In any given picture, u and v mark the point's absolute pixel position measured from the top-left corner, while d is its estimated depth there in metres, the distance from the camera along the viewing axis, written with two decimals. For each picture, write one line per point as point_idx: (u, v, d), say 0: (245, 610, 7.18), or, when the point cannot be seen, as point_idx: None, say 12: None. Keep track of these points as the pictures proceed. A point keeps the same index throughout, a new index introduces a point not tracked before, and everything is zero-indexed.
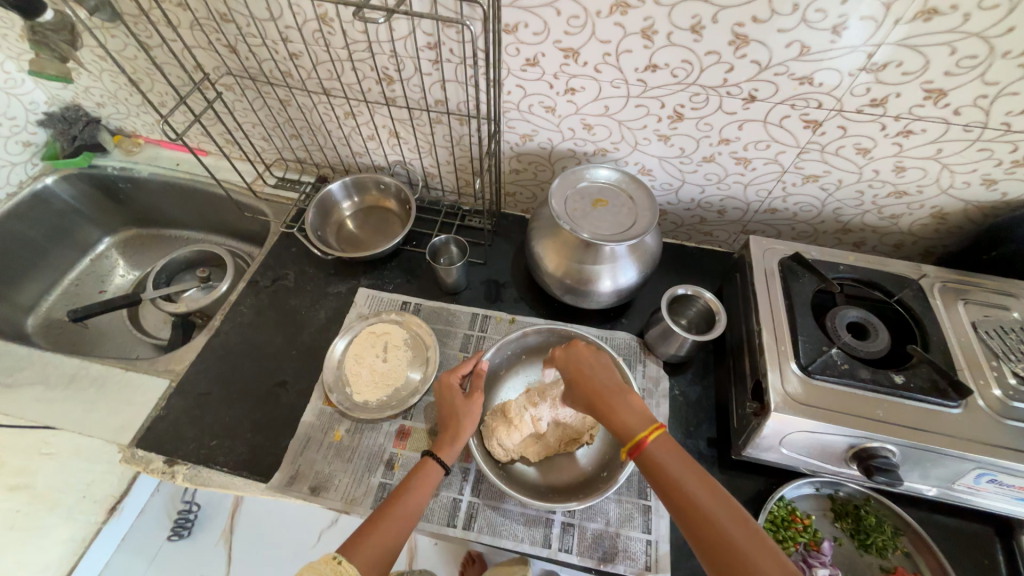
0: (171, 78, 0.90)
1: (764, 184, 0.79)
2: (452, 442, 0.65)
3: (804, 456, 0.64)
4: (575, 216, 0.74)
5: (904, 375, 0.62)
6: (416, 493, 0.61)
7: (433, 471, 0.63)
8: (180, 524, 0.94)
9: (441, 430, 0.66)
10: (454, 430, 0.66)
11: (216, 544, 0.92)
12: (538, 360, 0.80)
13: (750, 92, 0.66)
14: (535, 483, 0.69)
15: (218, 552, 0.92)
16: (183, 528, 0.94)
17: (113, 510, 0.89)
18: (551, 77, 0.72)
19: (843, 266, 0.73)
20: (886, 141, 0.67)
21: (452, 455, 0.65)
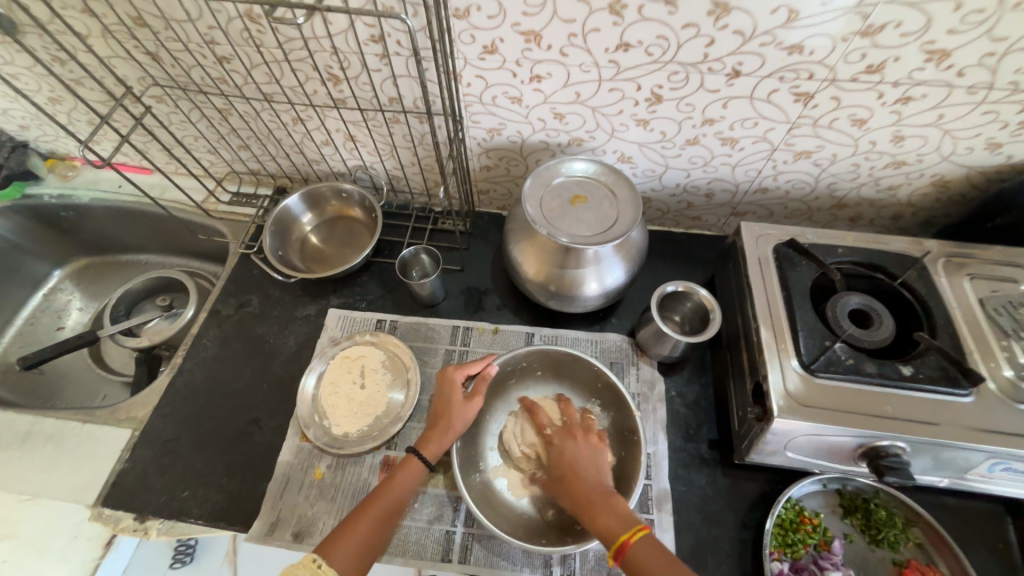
0: (93, 94, 0.80)
1: (753, 163, 0.73)
2: (439, 441, 0.63)
3: (810, 457, 0.61)
4: (553, 217, 0.68)
5: (912, 366, 0.58)
6: (398, 491, 0.60)
7: (416, 469, 0.61)
8: (182, 552, 0.84)
9: (430, 424, 0.64)
10: (444, 427, 0.63)
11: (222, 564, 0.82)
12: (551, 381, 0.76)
13: (733, 67, 0.59)
14: (511, 515, 0.64)
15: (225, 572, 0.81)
16: (186, 554, 0.84)
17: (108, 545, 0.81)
18: (513, 65, 0.64)
19: (841, 249, 0.68)
20: (883, 110, 0.62)
21: (436, 452, 0.63)
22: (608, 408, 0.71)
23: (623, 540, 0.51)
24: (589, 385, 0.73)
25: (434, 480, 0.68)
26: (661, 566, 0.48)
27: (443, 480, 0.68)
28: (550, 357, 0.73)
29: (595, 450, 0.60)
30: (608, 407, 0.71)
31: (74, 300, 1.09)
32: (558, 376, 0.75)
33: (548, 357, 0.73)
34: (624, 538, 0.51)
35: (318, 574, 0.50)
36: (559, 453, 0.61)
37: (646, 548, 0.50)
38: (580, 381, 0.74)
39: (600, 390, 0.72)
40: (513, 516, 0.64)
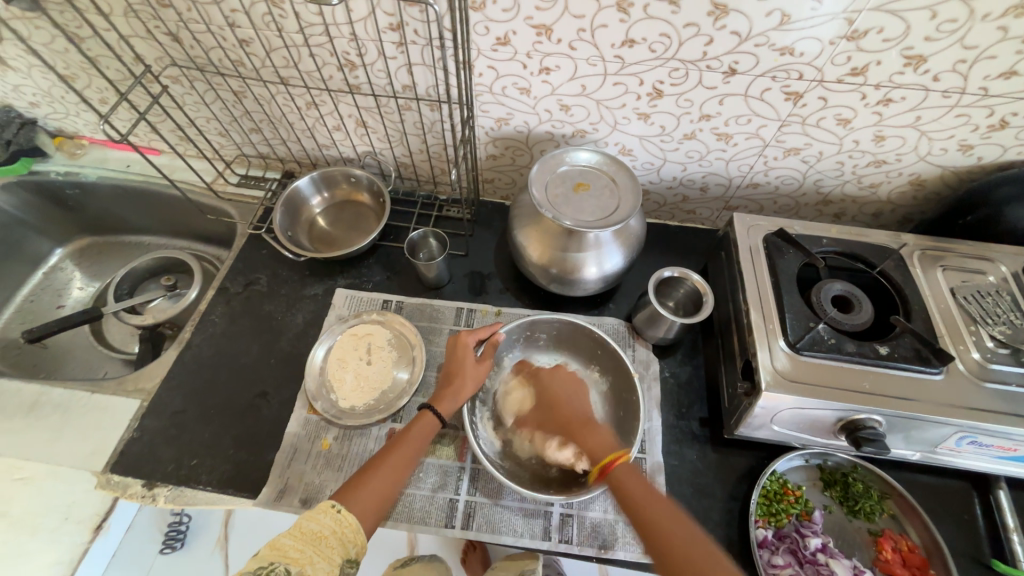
0: (109, 72, 0.82)
1: (745, 159, 0.78)
2: (452, 400, 0.67)
3: (794, 431, 0.65)
4: (557, 202, 0.72)
5: (888, 346, 0.62)
6: (411, 445, 0.63)
7: (428, 423, 0.65)
8: (172, 536, 0.92)
9: (443, 385, 0.68)
10: (457, 389, 0.67)
11: (213, 549, 0.90)
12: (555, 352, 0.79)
13: (730, 65, 0.64)
14: (516, 469, 0.68)
15: (216, 558, 0.90)
16: (175, 540, 0.92)
17: (100, 528, 0.85)
18: (524, 57, 0.68)
19: (826, 240, 0.73)
20: (866, 111, 0.66)
21: (450, 409, 0.67)
22: (606, 372, 0.76)
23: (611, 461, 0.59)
24: (589, 352, 0.77)
25: (438, 451, 0.70)
26: (637, 480, 0.57)
27: (447, 450, 0.70)
28: (554, 327, 0.77)
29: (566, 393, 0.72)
30: (607, 372, 0.76)
31: (76, 278, 1.10)
32: (560, 345, 0.79)
33: (553, 327, 0.77)
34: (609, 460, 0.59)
35: (338, 518, 0.52)
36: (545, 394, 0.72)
37: (627, 470, 0.58)
38: (581, 349, 0.78)
39: (600, 357, 0.76)
40: (518, 471, 0.68)
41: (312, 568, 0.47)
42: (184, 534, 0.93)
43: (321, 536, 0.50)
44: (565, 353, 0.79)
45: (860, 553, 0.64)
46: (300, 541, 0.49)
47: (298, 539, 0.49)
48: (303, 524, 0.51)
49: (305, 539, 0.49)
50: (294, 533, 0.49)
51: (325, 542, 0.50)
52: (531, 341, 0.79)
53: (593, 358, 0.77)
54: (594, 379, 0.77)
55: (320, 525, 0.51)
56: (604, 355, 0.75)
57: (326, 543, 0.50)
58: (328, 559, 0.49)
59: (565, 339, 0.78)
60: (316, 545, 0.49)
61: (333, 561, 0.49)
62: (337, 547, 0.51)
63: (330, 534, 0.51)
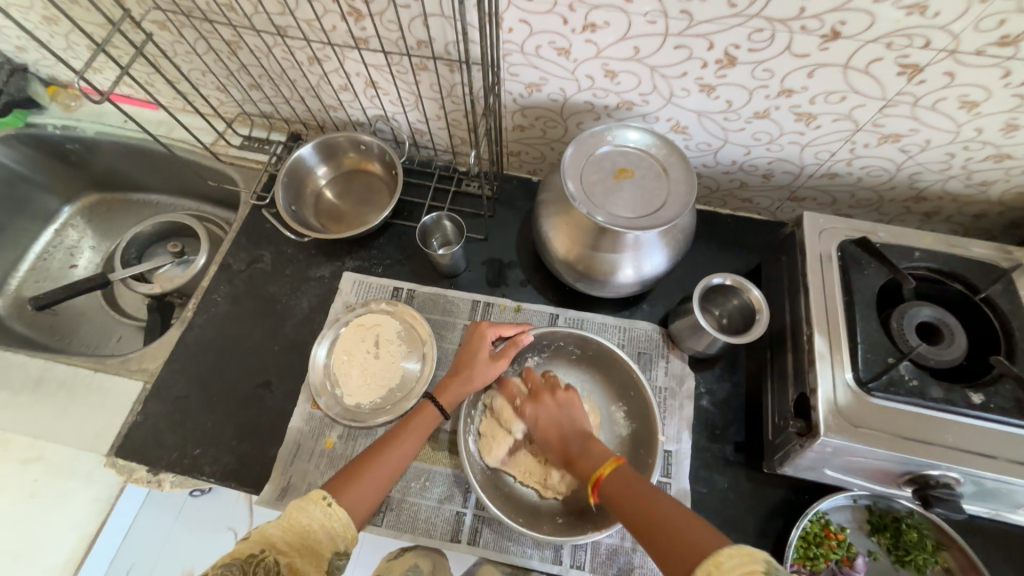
0: (89, 16, 0.72)
1: (827, 145, 0.64)
2: (457, 391, 0.61)
3: (848, 476, 0.57)
4: (594, 193, 0.61)
5: (981, 393, 0.52)
6: (410, 436, 0.58)
7: (429, 416, 0.60)
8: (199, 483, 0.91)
9: (452, 372, 0.62)
10: (465, 380, 0.61)
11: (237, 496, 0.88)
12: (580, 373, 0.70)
13: (833, 27, 0.49)
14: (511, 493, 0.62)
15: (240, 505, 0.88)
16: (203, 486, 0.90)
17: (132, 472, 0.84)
18: (565, 10, 0.54)
19: (917, 252, 0.61)
20: (1003, 93, 0.51)
21: (453, 400, 0.61)
22: (632, 418, 0.66)
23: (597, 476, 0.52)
24: (619, 387, 0.68)
25: (446, 459, 0.66)
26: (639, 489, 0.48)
27: (455, 460, 0.66)
28: (591, 346, 0.68)
29: (567, 405, 0.61)
30: (633, 417, 0.66)
31: (85, 238, 1.06)
32: (591, 368, 0.70)
33: (588, 346, 0.68)
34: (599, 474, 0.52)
35: (328, 512, 0.48)
36: (536, 418, 0.61)
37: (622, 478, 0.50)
38: (612, 381, 0.68)
39: (630, 398, 0.66)
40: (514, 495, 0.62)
41: (300, 562, 0.45)
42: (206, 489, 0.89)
43: (311, 530, 0.47)
44: (591, 377, 0.70)
45: None
46: (289, 534, 0.46)
47: (287, 530, 0.46)
48: (292, 515, 0.47)
49: (294, 531, 0.46)
50: (283, 524, 0.46)
51: (315, 536, 0.47)
52: (560, 353, 0.70)
53: (622, 397, 0.67)
54: (616, 421, 0.67)
55: (310, 518, 0.47)
56: (637, 397, 0.65)
57: (316, 537, 0.47)
58: (318, 556, 0.46)
59: (598, 364, 0.69)
60: (305, 541, 0.46)
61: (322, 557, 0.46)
62: (326, 544, 0.47)
63: (320, 528, 0.47)
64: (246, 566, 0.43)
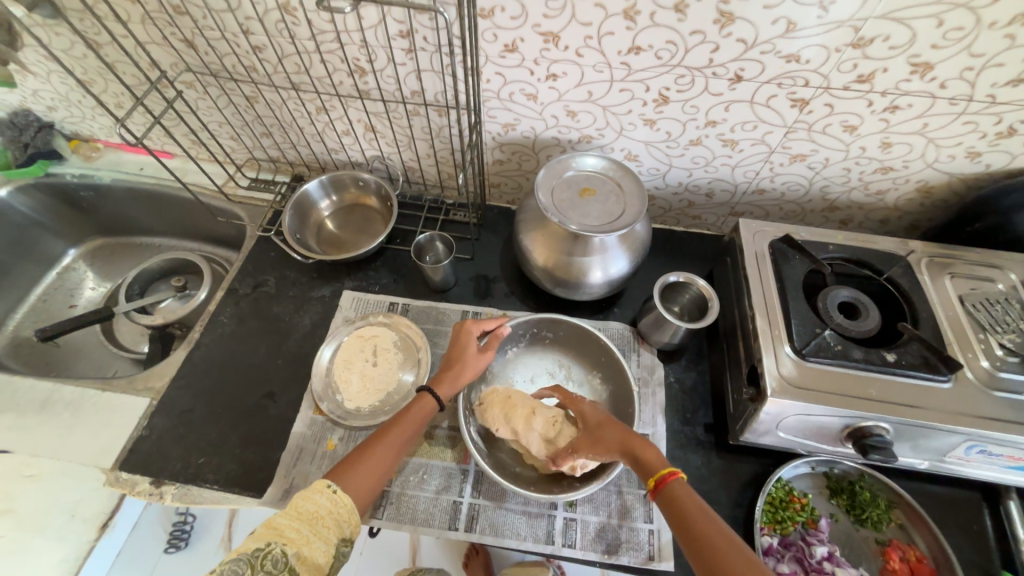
0: (126, 77, 0.84)
1: (751, 165, 0.78)
2: (451, 384, 0.67)
3: (800, 438, 0.64)
4: (563, 206, 0.72)
5: (896, 353, 0.62)
6: (408, 425, 0.63)
7: (428, 406, 0.65)
8: (177, 535, 1.00)
9: (443, 369, 0.68)
10: (456, 373, 0.67)
11: (216, 550, 1.00)
12: (557, 351, 0.79)
13: (736, 72, 0.64)
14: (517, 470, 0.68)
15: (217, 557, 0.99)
16: (180, 539, 1.00)
17: (105, 526, 0.88)
18: (531, 64, 0.69)
19: (833, 246, 0.73)
20: (873, 118, 0.67)
21: (449, 394, 0.67)
22: (607, 383, 0.75)
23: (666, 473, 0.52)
24: (592, 358, 0.77)
25: (442, 453, 0.70)
26: (691, 498, 0.50)
27: (451, 453, 0.70)
28: (562, 328, 0.77)
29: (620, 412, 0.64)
30: (608, 381, 0.75)
31: (87, 278, 1.11)
32: (566, 348, 0.78)
33: (559, 328, 0.77)
34: (663, 472, 0.52)
35: (333, 499, 0.53)
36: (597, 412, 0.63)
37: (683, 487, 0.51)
38: (583, 353, 0.77)
39: (603, 365, 0.75)
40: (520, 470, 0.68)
41: (308, 548, 0.48)
42: (188, 534, 1.01)
43: (318, 516, 0.51)
44: (569, 356, 0.78)
45: (867, 562, 0.64)
46: (297, 521, 0.50)
47: (294, 518, 0.50)
48: (299, 504, 0.51)
49: (302, 519, 0.50)
50: (291, 513, 0.50)
51: (322, 522, 0.51)
52: (537, 339, 0.78)
53: (596, 364, 0.76)
54: (594, 387, 0.76)
55: (317, 505, 0.52)
56: (608, 362, 0.74)
57: (323, 522, 0.51)
58: (325, 540, 0.50)
59: (571, 343, 0.78)
60: (313, 525, 0.50)
61: (329, 542, 0.50)
62: (332, 528, 0.51)
63: (326, 513, 0.52)
64: (254, 560, 0.46)
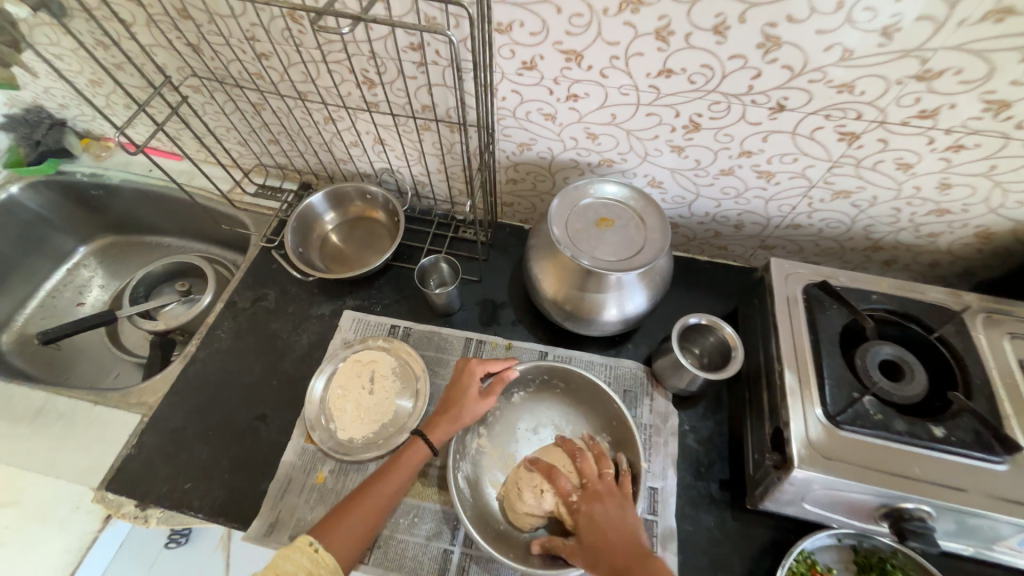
0: (132, 79, 0.81)
1: (787, 199, 0.71)
2: (446, 428, 0.63)
3: (827, 511, 0.58)
4: (577, 239, 0.67)
5: (944, 427, 0.55)
6: (398, 473, 0.59)
7: (419, 451, 0.61)
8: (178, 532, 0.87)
9: (440, 410, 0.64)
10: (454, 416, 0.63)
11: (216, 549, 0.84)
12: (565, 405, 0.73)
13: (778, 101, 0.58)
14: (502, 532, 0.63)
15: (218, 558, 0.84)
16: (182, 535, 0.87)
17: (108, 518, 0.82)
18: (551, 83, 0.63)
19: (875, 295, 0.66)
20: (932, 157, 0.59)
21: (442, 438, 0.63)
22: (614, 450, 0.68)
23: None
24: (603, 419, 0.70)
25: (435, 495, 0.66)
26: None
27: (444, 495, 0.66)
28: (574, 380, 0.71)
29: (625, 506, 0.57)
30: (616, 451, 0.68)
31: (95, 277, 1.10)
32: (577, 401, 0.73)
33: (571, 380, 0.71)
34: None
35: (314, 558, 0.49)
36: (591, 518, 0.56)
37: None
38: (594, 410, 0.71)
39: (613, 429, 0.69)
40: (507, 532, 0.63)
41: None
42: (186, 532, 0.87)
43: None
44: (577, 411, 0.73)
45: None
46: None
47: None
48: (277, 564, 0.48)
49: None
50: (268, 575, 0.47)
51: None
52: (546, 387, 0.73)
53: (606, 427, 0.70)
54: None
55: (295, 565, 0.48)
56: (618, 428, 0.68)
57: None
58: None
59: (583, 397, 0.72)
60: None
61: None
62: None
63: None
64: None
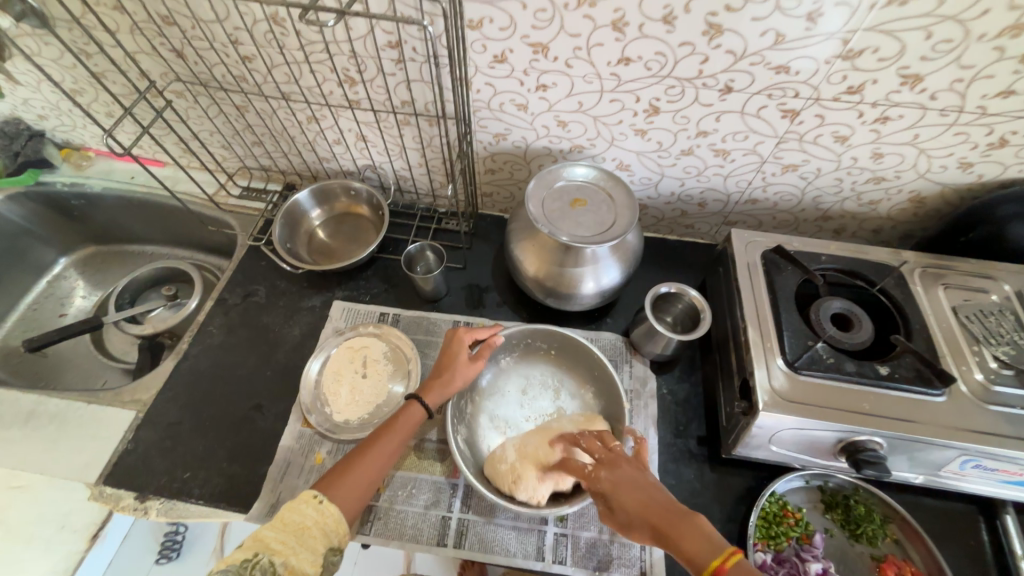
0: (115, 86, 0.84)
1: (743, 175, 0.78)
2: (440, 392, 0.66)
3: (793, 452, 0.64)
4: (554, 217, 0.72)
5: (888, 366, 0.62)
6: (397, 432, 0.62)
7: (416, 415, 0.64)
8: (169, 546, 0.93)
9: (433, 376, 0.67)
10: (445, 381, 0.66)
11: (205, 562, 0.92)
12: (549, 366, 0.78)
13: (726, 83, 0.64)
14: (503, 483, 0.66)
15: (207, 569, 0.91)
16: (172, 550, 0.93)
17: (97, 537, 0.82)
18: (521, 74, 0.68)
19: (824, 257, 0.73)
20: (863, 129, 0.66)
21: (437, 401, 0.66)
22: (599, 398, 0.73)
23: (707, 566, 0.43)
24: (587, 372, 0.75)
25: (431, 467, 0.69)
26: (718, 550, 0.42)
27: (440, 467, 0.70)
28: (555, 340, 0.76)
29: (642, 474, 0.52)
30: (599, 397, 0.73)
31: (78, 287, 1.10)
32: (562, 361, 0.77)
33: (552, 339, 0.76)
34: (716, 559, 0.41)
35: (320, 509, 0.52)
36: (612, 488, 0.51)
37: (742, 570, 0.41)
38: (579, 366, 0.76)
39: (596, 379, 0.74)
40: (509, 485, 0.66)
41: (295, 558, 0.48)
42: (179, 544, 0.94)
43: (304, 527, 0.50)
44: (564, 371, 0.77)
45: None
46: (283, 532, 0.49)
47: (280, 530, 0.49)
48: (285, 515, 0.51)
49: (287, 530, 0.50)
50: (277, 525, 0.50)
51: (309, 532, 0.50)
52: (531, 349, 0.78)
53: (589, 379, 0.75)
54: (586, 402, 0.74)
55: (303, 516, 0.51)
56: (601, 376, 0.73)
57: (309, 534, 0.50)
58: (312, 550, 0.49)
59: (567, 355, 0.77)
60: (299, 536, 0.50)
61: (317, 552, 0.50)
62: (320, 538, 0.51)
63: (313, 524, 0.51)
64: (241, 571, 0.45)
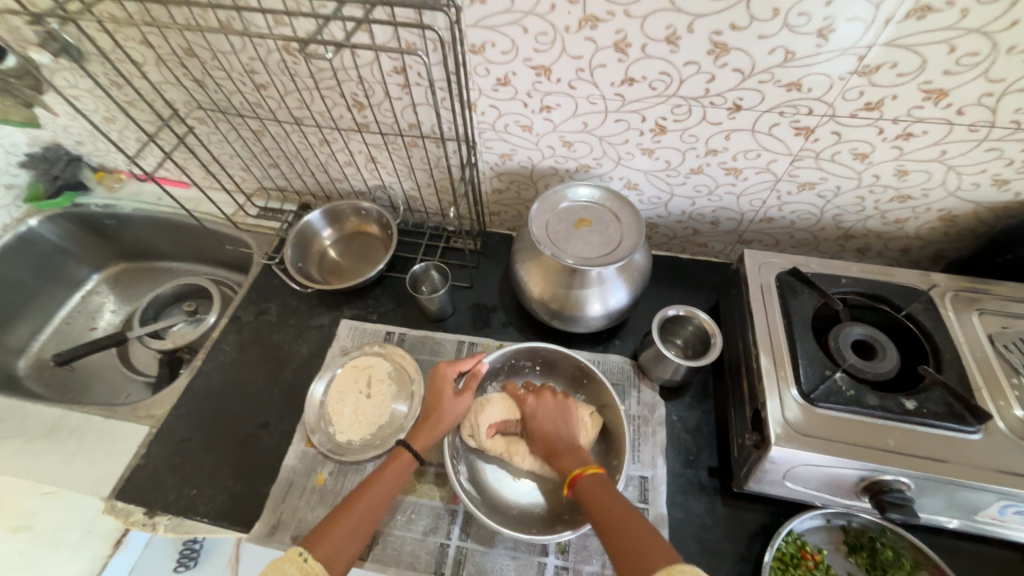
0: (142, 114, 0.88)
1: (757, 193, 0.75)
2: (429, 434, 0.65)
3: (811, 489, 0.60)
4: (558, 239, 0.71)
5: (916, 400, 0.57)
6: (385, 483, 0.61)
7: (406, 461, 0.63)
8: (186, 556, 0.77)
9: (422, 418, 0.67)
10: (435, 421, 0.66)
11: None
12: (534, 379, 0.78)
13: (735, 101, 0.62)
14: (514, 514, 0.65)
15: None
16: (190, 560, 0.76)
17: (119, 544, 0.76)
18: (525, 96, 0.68)
19: (845, 279, 0.69)
20: (884, 145, 0.63)
21: (427, 445, 0.65)
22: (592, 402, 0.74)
23: (575, 473, 0.58)
24: (574, 380, 0.75)
25: (431, 491, 0.69)
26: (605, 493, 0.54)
27: (439, 492, 0.69)
28: (539, 355, 0.75)
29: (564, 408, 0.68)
30: (592, 401, 0.73)
31: (108, 302, 1.16)
32: (550, 374, 0.77)
33: (537, 354, 0.75)
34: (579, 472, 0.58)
35: (303, 567, 0.50)
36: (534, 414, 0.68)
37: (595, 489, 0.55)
38: (565, 377, 0.76)
39: (585, 386, 0.74)
40: (518, 515, 0.65)
41: None
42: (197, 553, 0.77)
43: None
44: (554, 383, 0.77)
45: None
46: None
47: None
48: (266, 574, 0.47)
49: None
50: None
51: None
52: (515, 369, 0.77)
53: (578, 386, 0.75)
54: None
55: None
56: (591, 383, 0.73)
57: None
58: None
59: (552, 368, 0.76)
60: None
61: None
62: None
63: None
64: None
